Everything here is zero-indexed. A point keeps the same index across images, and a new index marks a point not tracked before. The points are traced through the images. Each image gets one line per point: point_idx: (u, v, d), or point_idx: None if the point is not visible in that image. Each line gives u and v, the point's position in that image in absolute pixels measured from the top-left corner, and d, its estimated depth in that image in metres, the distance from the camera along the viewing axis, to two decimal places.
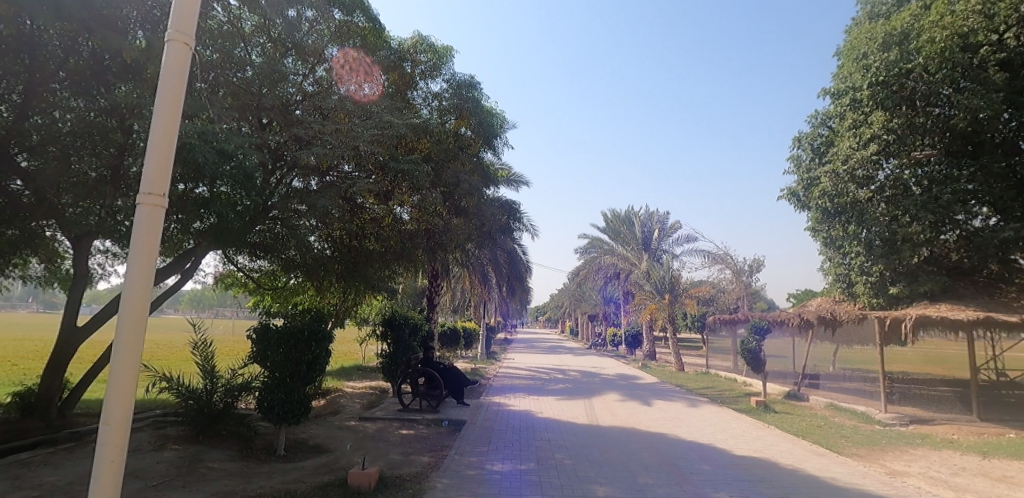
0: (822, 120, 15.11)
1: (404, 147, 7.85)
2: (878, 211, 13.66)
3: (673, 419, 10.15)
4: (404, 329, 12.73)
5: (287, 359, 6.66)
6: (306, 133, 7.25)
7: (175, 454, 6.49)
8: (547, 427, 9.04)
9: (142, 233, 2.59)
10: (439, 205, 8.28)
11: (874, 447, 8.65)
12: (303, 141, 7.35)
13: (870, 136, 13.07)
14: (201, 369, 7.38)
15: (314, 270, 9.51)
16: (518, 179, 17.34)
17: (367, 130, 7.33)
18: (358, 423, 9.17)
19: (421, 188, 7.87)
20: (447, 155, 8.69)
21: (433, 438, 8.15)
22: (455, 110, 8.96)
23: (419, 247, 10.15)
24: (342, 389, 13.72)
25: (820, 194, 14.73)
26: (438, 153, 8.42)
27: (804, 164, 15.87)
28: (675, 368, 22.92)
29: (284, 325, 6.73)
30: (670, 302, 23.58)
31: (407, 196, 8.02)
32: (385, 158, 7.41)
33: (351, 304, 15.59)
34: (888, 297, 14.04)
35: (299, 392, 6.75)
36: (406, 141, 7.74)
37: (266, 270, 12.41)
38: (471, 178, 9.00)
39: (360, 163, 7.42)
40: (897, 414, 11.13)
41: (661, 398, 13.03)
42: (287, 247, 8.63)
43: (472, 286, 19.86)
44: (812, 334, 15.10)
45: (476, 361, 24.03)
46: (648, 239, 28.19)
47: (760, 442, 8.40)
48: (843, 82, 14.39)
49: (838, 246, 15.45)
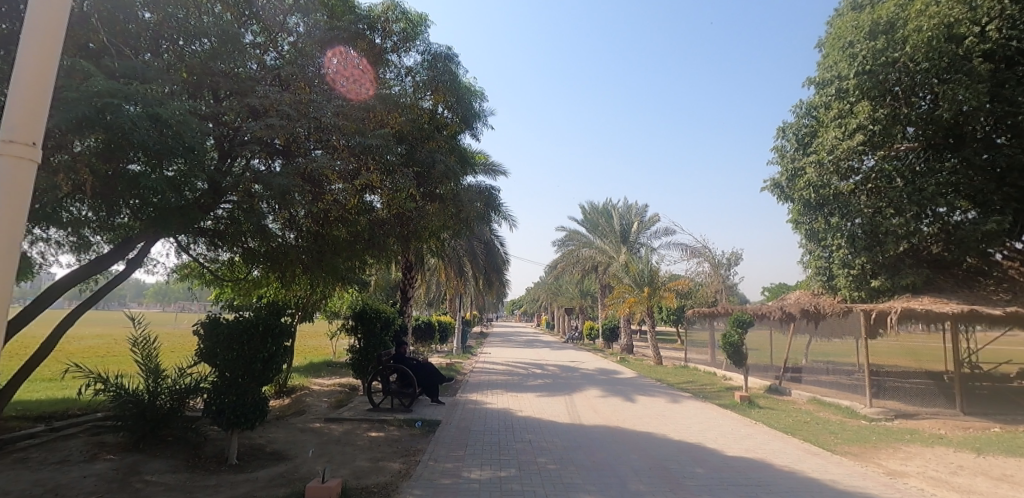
0: (806, 110, 14.83)
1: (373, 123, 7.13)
2: (862, 203, 13.45)
3: (658, 416, 9.72)
4: (375, 323, 12.04)
5: (238, 358, 5.93)
6: (262, 102, 6.46)
7: (108, 466, 5.69)
8: (528, 427, 8.47)
9: (3, 195, 1.92)
10: (412, 187, 7.60)
11: (866, 445, 8.35)
12: (259, 113, 6.56)
13: (857, 126, 12.80)
14: (143, 368, 6.58)
15: (273, 259, 8.69)
16: (497, 169, 16.62)
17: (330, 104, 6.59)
18: (324, 425, 8.47)
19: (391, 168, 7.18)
20: (421, 134, 8.01)
21: (405, 441, 7.51)
22: (430, 86, 8.25)
23: (389, 235, 9.44)
24: (309, 387, 12.93)
25: (804, 185, 14.45)
26: (410, 132, 7.77)
27: (787, 155, 15.59)
28: (653, 361, 22.70)
29: (236, 319, 5.98)
30: (649, 295, 23.35)
31: (375, 177, 7.31)
32: (350, 133, 6.68)
33: (320, 298, 14.76)
34: (870, 290, 13.90)
35: (253, 394, 6.05)
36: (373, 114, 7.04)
37: (226, 260, 11.54)
38: (447, 159, 8.31)
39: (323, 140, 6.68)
40: (882, 409, 10.93)
41: (644, 393, 12.64)
42: (243, 234, 7.84)
43: (448, 279, 19.20)
44: (794, 327, 14.94)
45: (452, 356, 23.44)
46: (626, 232, 27.95)
47: (752, 440, 8.02)
48: (828, 71, 14.06)
49: (820, 239, 15.29)
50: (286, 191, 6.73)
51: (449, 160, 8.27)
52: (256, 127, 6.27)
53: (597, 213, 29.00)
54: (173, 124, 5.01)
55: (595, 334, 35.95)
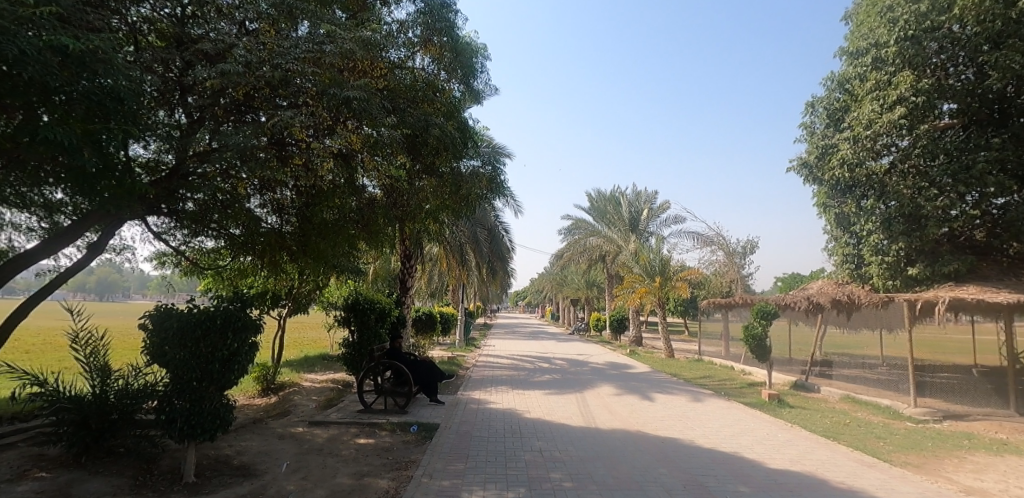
0: (838, 83, 13.54)
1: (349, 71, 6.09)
2: (900, 183, 12.20)
3: (682, 418, 8.71)
4: (370, 314, 11.06)
5: (192, 357, 4.91)
6: (218, 46, 5.38)
7: (33, 487, 4.72)
8: (537, 433, 7.46)
9: None
10: (398, 148, 6.39)
11: (923, 453, 7.31)
12: (215, 61, 5.49)
13: (897, 98, 11.53)
14: (86, 368, 5.60)
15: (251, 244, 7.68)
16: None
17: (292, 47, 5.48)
18: (307, 430, 7.48)
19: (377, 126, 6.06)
20: (412, 94, 6.91)
21: (397, 451, 6.52)
22: (422, 38, 7.13)
23: (382, 218, 8.38)
24: (299, 385, 12.00)
25: (837, 164, 13.12)
26: (397, 86, 6.69)
27: (816, 133, 14.33)
28: (664, 354, 21.69)
29: (189, 310, 4.98)
30: (660, 285, 22.32)
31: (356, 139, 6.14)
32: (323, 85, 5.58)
33: (313, 288, 13.82)
34: (906, 278, 12.75)
35: (211, 400, 5.06)
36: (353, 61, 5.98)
37: (207, 247, 10.57)
38: (444, 124, 7.21)
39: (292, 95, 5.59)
40: (928, 409, 9.89)
41: (661, 390, 11.65)
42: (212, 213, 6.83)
43: (450, 269, 18.21)
44: (822, 318, 13.90)
45: (454, 348, 22.55)
46: (635, 219, 26.85)
47: (794, 449, 6.99)
48: (862, 40, 12.74)
49: (850, 224, 14.18)
50: (250, 157, 5.63)
51: (445, 125, 7.16)
52: (207, 75, 5.21)
53: (605, 200, 27.90)
54: (89, 63, 4.04)
55: (602, 326, 34.94)
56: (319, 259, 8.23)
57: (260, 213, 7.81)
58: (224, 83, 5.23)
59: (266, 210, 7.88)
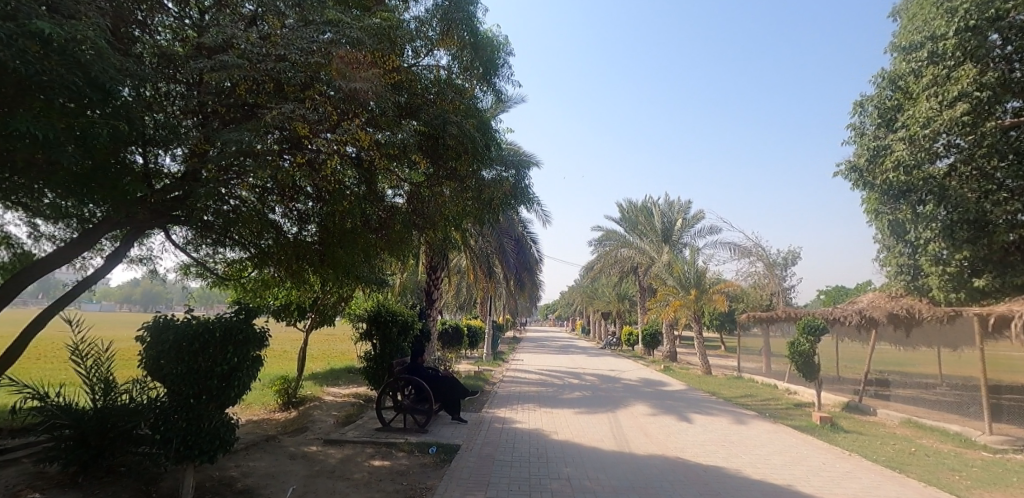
0: (890, 81, 12.57)
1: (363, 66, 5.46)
2: (962, 187, 11.11)
3: (725, 443, 7.95)
4: (391, 327, 10.68)
5: (189, 372, 4.54)
6: (219, 38, 5.06)
7: None
8: (567, 458, 6.85)
9: None
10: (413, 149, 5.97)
11: (1009, 490, 6.37)
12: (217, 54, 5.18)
13: (958, 94, 10.47)
14: (88, 380, 5.37)
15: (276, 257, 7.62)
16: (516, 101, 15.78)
17: (294, 39, 5.12)
18: (320, 449, 7.08)
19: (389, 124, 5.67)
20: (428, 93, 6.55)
21: (413, 476, 6.02)
22: (440, 32, 6.70)
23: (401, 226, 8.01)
24: (320, 399, 11.69)
25: (890, 165, 11.93)
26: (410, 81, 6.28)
27: (865, 134, 13.26)
28: (701, 370, 20.68)
29: (188, 322, 4.64)
30: (696, 297, 21.34)
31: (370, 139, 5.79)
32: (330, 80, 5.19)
33: (337, 300, 13.61)
34: (971, 290, 11.68)
35: (210, 419, 4.68)
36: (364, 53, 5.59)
37: (229, 259, 10.41)
38: (463, 122, 6.77)
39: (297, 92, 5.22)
40: (1006, 436, 8.84)
41: (700, 411, 10.85)
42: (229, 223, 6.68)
43: (476, 280, 17.77)
44: (875, 334, 12.87)
45: (482, 362, 22.09)
46: (668, 230, 25.99)
47: (857, 483, 6.17)
48: (917, 33, 11.77)
49: (905, 232, 13.15)
50: (256, 156, 5.30)
51: (463, 121, 6.74)
52: (207, 69, 4.90)
53: (636, 210, 27.15)
54: (71, 52, 3.77)
55: (634, 340, 33.88)
56: (338, 270, 7.88)
57: (285, 224, 7.66)
58: (225, 78, 4.91)
59: (288, 220, 7.57)
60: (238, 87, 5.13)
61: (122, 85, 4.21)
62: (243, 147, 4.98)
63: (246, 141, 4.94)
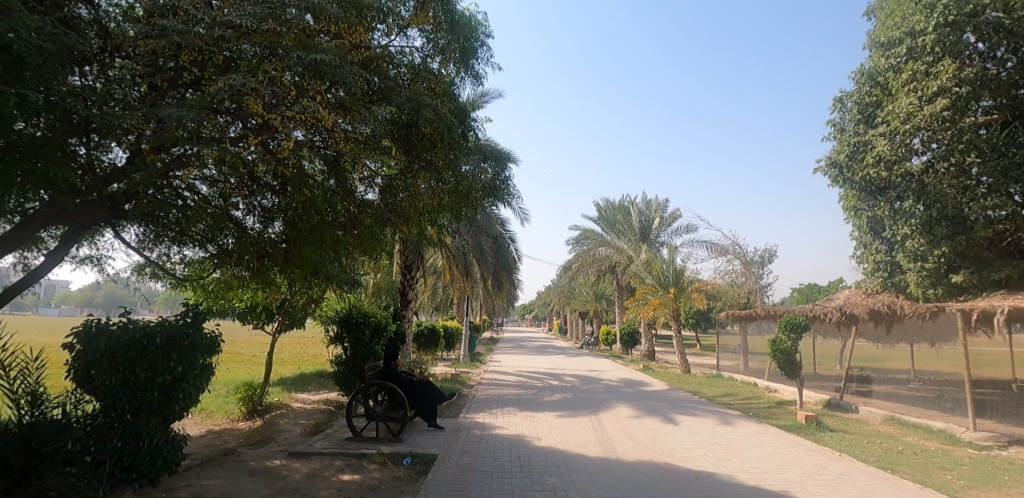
0: (868, 76, 12.57)
1: (325, 31, 5.18)
2: (941, 183, 11.10)
3: (713, 446, 7.65)
4: (364, 329, 10.13)
5: (123, 384, 3.99)
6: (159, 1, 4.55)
7: None
8: (551, 467, 6.43)
9: None
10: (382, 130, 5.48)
11: (1004, 489, 6.20)
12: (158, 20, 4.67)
13: (937, 90, 10.45)
14: (9, 391, 4.70)
15: (242, 257, 7.14)
16: (494, 96, 15.36)
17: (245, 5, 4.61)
18: (284, 463, 6.52)
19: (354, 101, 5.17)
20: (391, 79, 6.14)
21: (385, 492, 5.52)
22: (414, 8, 6.22)
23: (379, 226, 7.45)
24: (288, 406, 11.07)
25: (871, 161, 11.93)
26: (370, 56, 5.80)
27: (845, 130, 13.25)
28: (680, 369, 20.57)
29: (122, 327, 4.08)
30: (675, 296, 21.21)
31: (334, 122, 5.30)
32: (285, 50, 4.69)
33: (306, 302, 12.96)
34: (948, 286, 11.72)
35: (151, 437, 4.11)
36: (327, 23, 5.09)
37: (188, 259, 9.73)
38: (439, 106, 6.32)
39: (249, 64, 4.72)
40: (990, 433, 8.78)
41: (684, 412, 10.58)
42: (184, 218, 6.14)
43: (453, 280, 17.26)
44: (855, 331, 12.84)
45: (459, 364, 21.57)
46: (646, 229, 25.91)
47: (853, 486, 5.91)
48: (895, 28, 11.77)
49: (883, 229, 13.16)
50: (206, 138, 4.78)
51: (439, 105, 6.32)
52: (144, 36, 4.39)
53: (614, 209, 27.00)
54: None
55: (612, 340, 33.75)
56: (307, 269, 7.38)
57: (251, 223, 7.21)
58: (165, 47, 4.40)
59: (252, 217, 7.13)
60: (181, 60, 4.61)
61: (36, 47, 3.66)
62: (188, 125, 4.46)
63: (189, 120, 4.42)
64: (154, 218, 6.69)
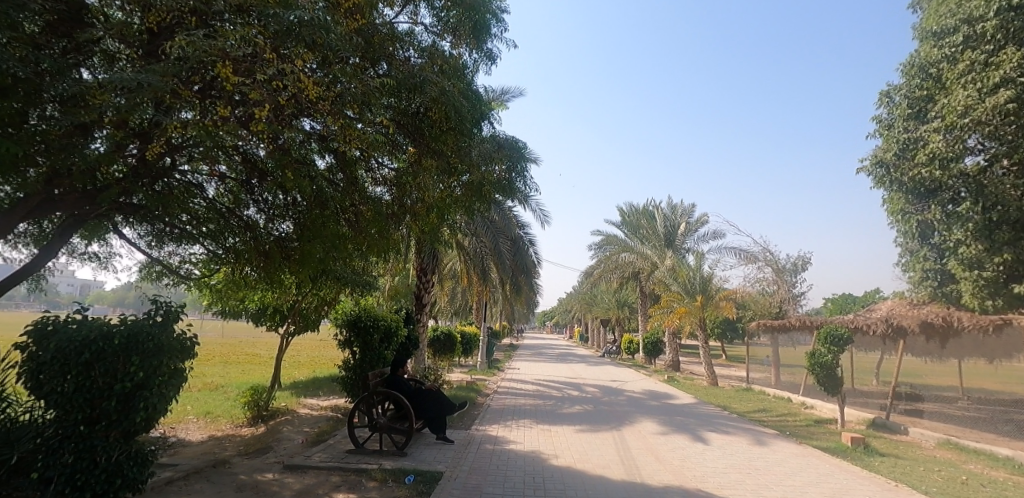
0: (917, 69, 11.64)
1: None
2: (1002, 183, 10.13)
3: (751, 470, 6.86)
4: (372, 332, 9.58)
5: (78, 391, 3.49)
6: None
7: None
8: (568, 491, 5.74)
9: None
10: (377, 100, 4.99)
11: None
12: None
13: (1000, 80, 9.47)
14: None
15: (250, 257, 6.83)
16: (514, 94, 14.83)
17: None
18: (277, 477, 5.99)
19: (343, 69, 4.68)
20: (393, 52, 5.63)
21: None
22: None
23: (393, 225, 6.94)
24: (294, 412, 10.60)
25: (923, 160, 10.99)
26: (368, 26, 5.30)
27: (892, 126, 12.31)
28: (706, 381, 19.60)
29: (80, 325, 3.58)
30: (702, 304, 20.25)
31: (323, 90, 4.77)
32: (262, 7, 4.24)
33: (316, 305, 12.51)
34: (1009, 297, 10.67)
35: (109, 453, 3.59)
36: None
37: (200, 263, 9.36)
38: (447, 83, 5.82)
39: (224, 27, 4.27)
40: None
41: (714, 429, 9.77)
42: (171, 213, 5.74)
43: (470, 284, 16.67)
44: (903, 344, 11.84)
45: (475, 371, 20.96)
46: (671, 234, 25.03)
47: None
48: (948, 15, 10.85)
49: (933, 234, 12.15)
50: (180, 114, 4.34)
51: (447, 85, 5.82)
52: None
53: (637, 214, 26.13)
54: None
55: (635, 349, 32.75)
56: (315, 270, 6.90)
57: (261, 221, 6.89)
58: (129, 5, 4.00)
59: (262, 216, 6.74)
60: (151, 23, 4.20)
61: None
62: (152, 93, 3.97)
63: (159, 86, 3.97)
64: (157, 216, 6.35)
